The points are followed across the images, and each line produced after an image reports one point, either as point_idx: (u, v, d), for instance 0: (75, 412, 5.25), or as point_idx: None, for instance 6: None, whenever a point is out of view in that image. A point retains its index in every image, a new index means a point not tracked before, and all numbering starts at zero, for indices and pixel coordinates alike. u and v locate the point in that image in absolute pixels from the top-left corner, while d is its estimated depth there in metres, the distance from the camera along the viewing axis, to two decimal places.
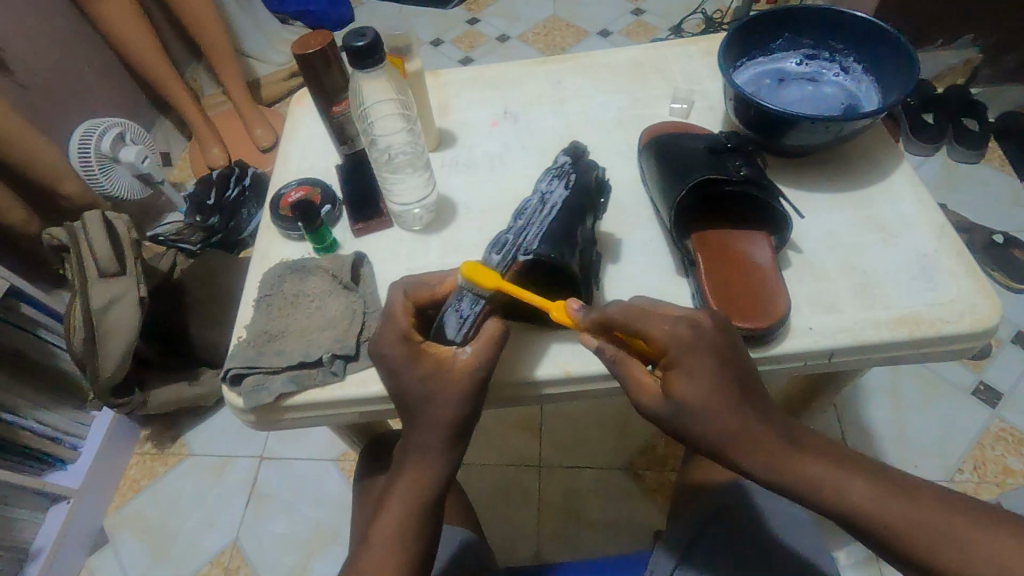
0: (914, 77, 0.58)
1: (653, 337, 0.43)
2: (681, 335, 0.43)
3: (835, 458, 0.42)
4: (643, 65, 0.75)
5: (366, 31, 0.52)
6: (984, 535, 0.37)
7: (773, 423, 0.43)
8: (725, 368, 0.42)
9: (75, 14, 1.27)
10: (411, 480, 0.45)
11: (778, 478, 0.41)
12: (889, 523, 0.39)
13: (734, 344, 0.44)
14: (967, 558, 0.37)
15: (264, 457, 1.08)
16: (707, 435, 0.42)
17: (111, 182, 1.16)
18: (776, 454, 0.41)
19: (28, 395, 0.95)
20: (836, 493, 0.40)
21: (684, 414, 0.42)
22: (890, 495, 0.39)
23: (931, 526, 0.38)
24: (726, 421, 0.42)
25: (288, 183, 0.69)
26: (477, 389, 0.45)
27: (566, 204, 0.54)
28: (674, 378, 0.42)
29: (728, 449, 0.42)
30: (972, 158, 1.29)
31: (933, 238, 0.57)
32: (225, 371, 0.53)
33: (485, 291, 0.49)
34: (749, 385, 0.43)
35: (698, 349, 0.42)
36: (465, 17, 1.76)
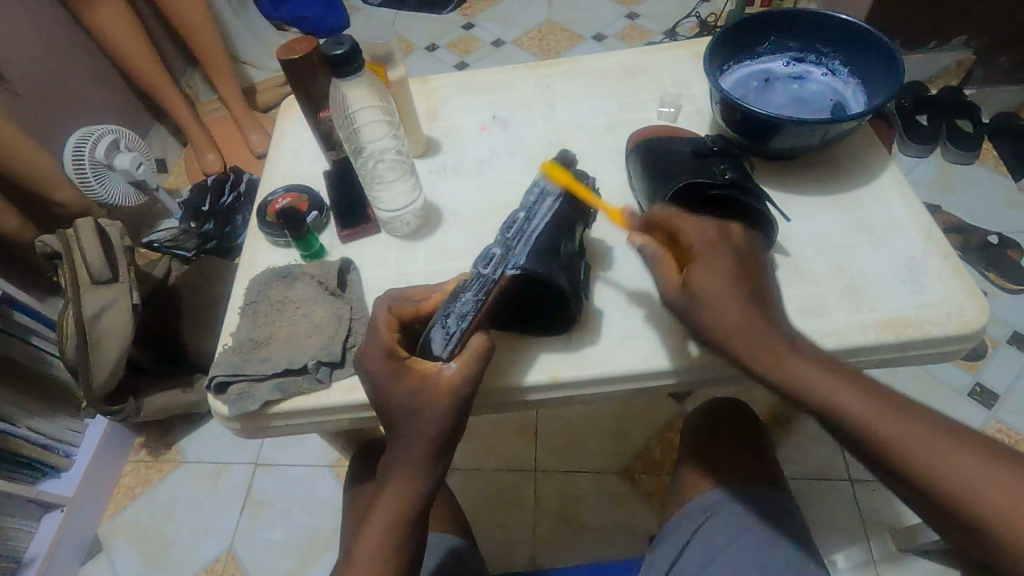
0: (900, 79, 0.58)
1: (684, 233, 0.48)
2: (708, 236, 0.47)
3: (844, 372, 0.42)
4: (632, 69, 0.75)
5: (343, 39, 0.52)
6: (984, 462, 0.36)
7: (780, 330, 0.45)
8: (744, 266, 0.46)
9: (68, 22, 1.27)
10: (394, 494, 0.45)
11: (778, 373, 0.43)
12: (891, 440, 0.39)
13: (756, 259, 0.48)
14: (961, 484, 0.36)
15: (259, 463, 1.07)
16: (710, 322, 0.45)
17: (105, 190, 1.16)
18: (780, 350, 0.43)
19: (20, 404, 0.95)
20: (836, 402, 0.41)
21: (696, 302, 0.46)
22: (891, 411, 0.39)
23: (934, 450, 0.37)
24: (735, 311, 0.45)
25: (277, 190, 0.69)
26: (463, 401, 0.45)
27: (557, 218, 0.54)
28: (695, 268, 0.46)
29: (728, 334, 0.44)
30: (966, 159, 1.29)
31: (920, 240, 0.56)
32: (210, 379, 0.52)
33: (470, 307, 0.48)
34: (764, 292, 0.46)
35: (719, 246, 0.47)
36: (459, 22, 1.77)
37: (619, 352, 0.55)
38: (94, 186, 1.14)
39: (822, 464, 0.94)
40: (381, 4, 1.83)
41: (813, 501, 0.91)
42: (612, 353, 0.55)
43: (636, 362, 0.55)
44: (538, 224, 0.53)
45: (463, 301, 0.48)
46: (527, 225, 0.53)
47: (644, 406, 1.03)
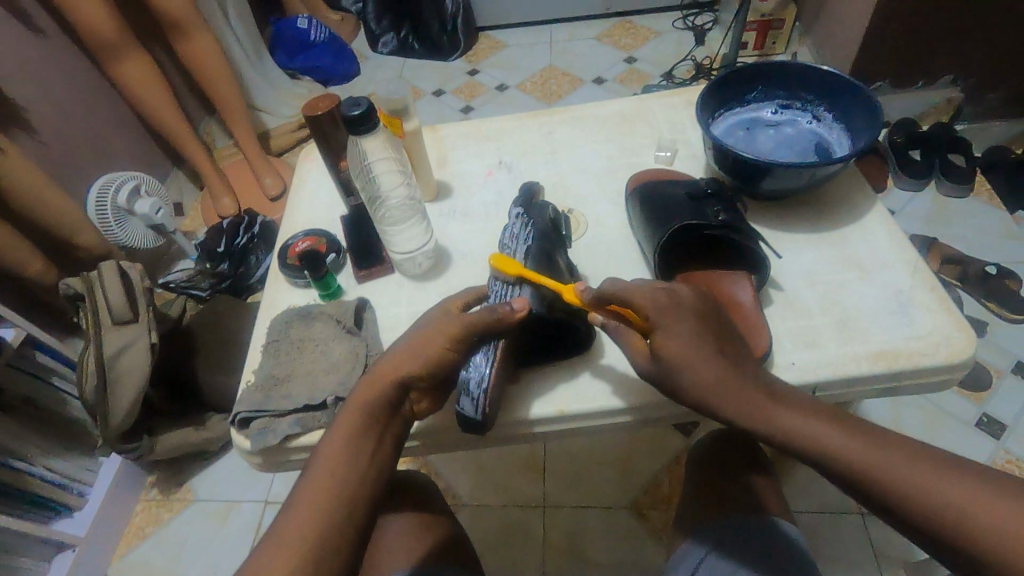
0: (878, 126, 0.62)
1: (637, 302, 0.49)
2: (659, 299, 0.49)
3: (816, 410, 0.45)
4: (629, 115, 0.79)
5: (360, 100, 0.56)
6: (954, 479, 0.38)
7: (753, 378, 0.47)
8: (701, 317, 0.49)
9: (95, 77, 1.35)
10: (399, 358, 0.50)
11: (759, 427, 0.45)
12: (865, 469, 0.41)
13: (713, 307, 0.51)
14: (935, 505, 0.38)
15: (269, 501, 1.08)
16: (689, 383, 0.47)
17: (126, 233, 1.22)
18: (756, 399, 0.46)
19: (38, 443, 0.97)
20: (812, 442, 0.43)
21: (669, 367, 0.48)
22: (866, 443, 0.42)
23: (913, 477, 0.39)
24: (704, 371, 0.47)
25: (296, 234, 0.72)
26: (490, 322, 0.50)
27: (536, 254, 0.58)
28: (658, 336, 0.48)
29: (707, 394, 0.47)
30: (961, 192, 1.32)
31: (906, 274, 0.59)
32: (234, 415, 0.55)
33: (483, 376, 0.52)
34: (728, 343, 0.49)
35: (672, 307, 0.49)
36: (464, 68, 1.85)
37: (616, 385, 0.58)
38: (115, 231, 1.21)
39: (832, 497, 0.94)
40: (390, 53, 1.93)
41: (823, 536, 0.91)
42: (610, 385, 0.58)
43: (632, 396, 0.57)
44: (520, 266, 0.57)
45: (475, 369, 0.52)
46: (510, 267, 0.57)
47: (650, 440, 1.04)
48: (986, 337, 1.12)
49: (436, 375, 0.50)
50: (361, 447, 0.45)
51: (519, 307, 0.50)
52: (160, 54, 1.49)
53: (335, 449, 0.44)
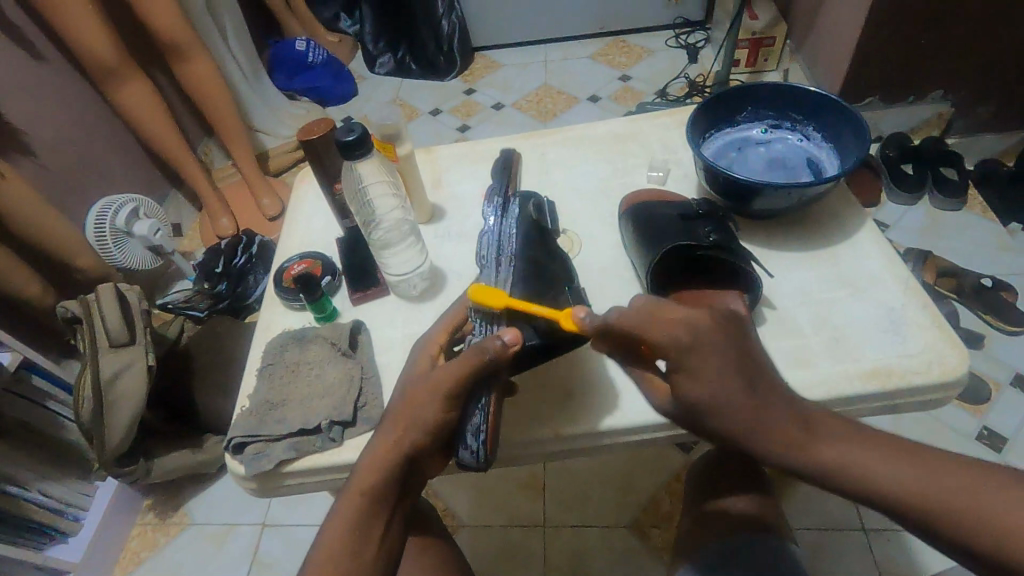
0: (867, 145, 0.63)
1: (655, 340, 0.45)
2: (682, 339, 0.44)
3: (857, 437, 0.44)
4: (622, 136, 0.80)
5: (354, 126, 0.57)
6: (994, 493, 0.39)
7: (779, 410, 0.45)
8: (733, 355, 0.44)
9: (95, 101, 1.36)
10: (407, 404, 0.48)
11: (791, 458, 0.44)
12: (903, 492, 0.41)
13: (741, 337, 0.46)
14: (976, 522, 0.39)
15: (266, 524, 1.07)
16: (718, 423, 0.45)
17: (125, 255, 1.21)
18: (787, 433, 0.44)
19: (33, 468, 0.97)
20: (847, 465, 0.43)
21: (692, 409, 0.46)
22: (894, 457, 0.42)
23: (952, 497, 0.40)
24: (731, 398, 0.44)
25: (292, 257, 0.73)
26: (480, 368, 0.45)
27: (522, 278, 0.54)
28: (679, 380, 0.45)
29: (733, 424, 0.45)
30: (954, 206, 1.33)
31: (898, 292, 0.60)
32: (229, 440, 0.55)
33: (481, 421, 0.47)
34: (759, 374, 0.45)
35: (697, 347, 0.44)
36: (461, 87, 1.87)
37: (613, 405, 0.58)
38: (115, 253, 1.20)
39: (834, 515, 0.93)
40: (387, 73, 1.96)
41: (825, 554, 0.90)
42: (607, 404, 0.58)
43: (628, 415, 0.57)
44: (502, 294, 0.53)
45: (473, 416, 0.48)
46: (493, 297, 0.53)
47: (650, 457, 1.04)
48: (984, 349, 1.12)
49: (438, 446, 0.49)
50: (363, 533, 0.46)
51: (512, 341, 0.46)
52: (159, 78, 1.51)
53: (333, 537, 0.45)
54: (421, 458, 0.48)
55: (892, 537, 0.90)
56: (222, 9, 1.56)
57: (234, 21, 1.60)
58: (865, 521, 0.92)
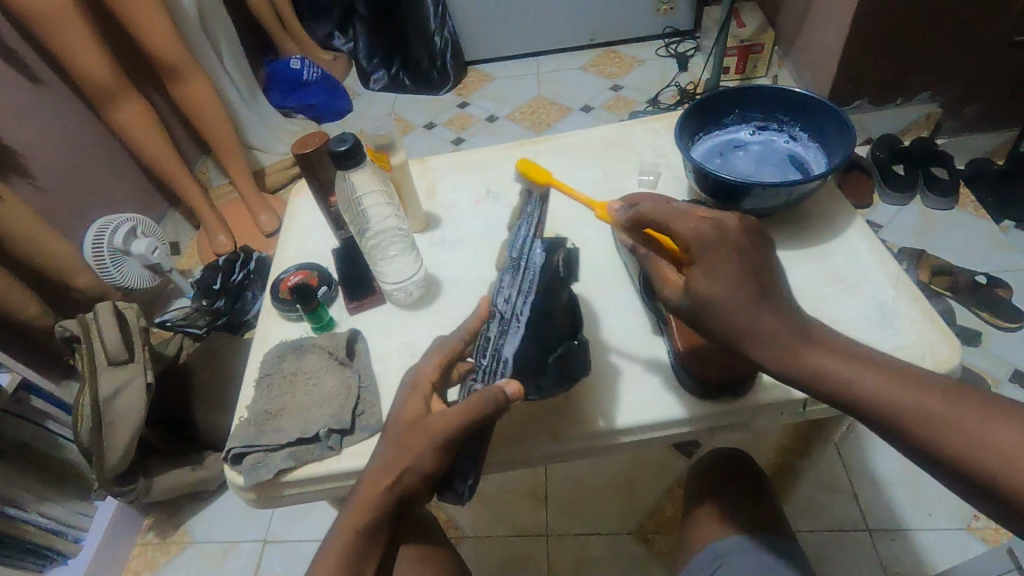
0: (853, 143, 0.64)
1: (677, 233, 0.45)
2: (704, 234, 0.44)
3: (849, 352, 0.42)
4: (613, 143, 0.81)
5: (346, 137, 0.58)
6: (983, 411, 0.37)
7: (787, 319, 0.43)
8: (749, 261, 0.43)
9: (92, 123, 1.38)
10: (398, 455, 0.47)
11: (784, 366, 0.42)
12: (894, 410, 0.39)
13: (762, 249, 0.45)
14: (971, 443, 0.36)
15: (267, 540, 1.06)
16: (717, 328, 0.44)
17: (123, 275, 1.22)
18: (784, 341, 0.42)
19: (31, 488, 0.97)
20: (847, 386, 0.41)
21: (703, 307, 0.44)
22: (896, 383, 0.40)
23: (954, 422, 0.37)
24: (735, 311, 0.43)
25: (288, 269, 0.73)
26: (480, 418, 0.46)
27: (530, 327, 0.53)
28: (692, 273, 0.44)
29: (738, 337, 0.43)
30: (946, 205, 1.34)
31: (889, 287, 0.60)
32: (227, 451, 0.55)
33: (472, 467, 0.50)
34: (772, 282, 0.43)
35: (719, 246, 0.43)
36: (455, 101, 1.89)
37: (609, 409, 0.58)
38: (112, 273, 1.21)
39: (838, 516, 0.93)
40: (381, 89, 1.98)
41: (830, 555, 0.90)
42: (604, 405, 0.58)
43: (627, 417, 0.57)
44: (507, 346, 0.53)
45: (465, 461, 0.50)
46: (499, 345, 0.53)
47: (653, 461, 1.03)
48: (982, 346, 1.12)
49: (433, 481, 0.49)
50: (354, 555, 0.49)
51: (513, 394, 0.48)
52: (156, 98, 1.53)
53: (328, 562, 0.48)
54: (414, 497, 0.49)
55: (897, 536, 0.90)
56: (216, 30, 1.58)
57: (229, 41, 1.62)
58: (870, 521, 0.92)
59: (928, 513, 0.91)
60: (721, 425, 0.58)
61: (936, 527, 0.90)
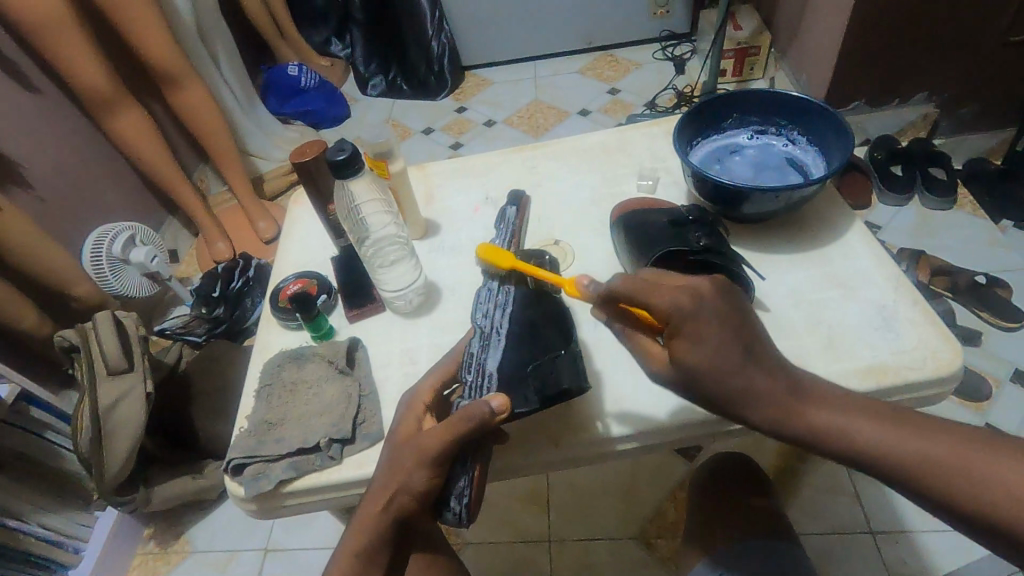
0: (851, 147, 0.64)
1: (655, 305, 0.44)
2: (683, 305, 0.43)
3: (844, 400, 0.43)
4: (611, 147, 0.81)
5: (345, 145, 0.58)
6: (981, 452, 0.37)
7: (778, 375, 0.43)
8: (731, 329, 0.42)
9: (90, 132, 1.38)
10: (391, 473, 0.48)
11: (788, 426, 0.42)
12: (897, 457, 0.40)
13: (740, 312, 0.43)
14: (967, 483, 0.37)
15: (269, 548, 1.06)
16: (711, 395, 0.43)
17: (122, 283, 1.23)
18: (781, 399, 0.42)
19: (31, 499, 0.96)
20: (843, 434, 0.41)
21: (693, 377, 0.43)
22: (891, 427, 0.41)
23: (954, 466, 0.38)
24: (726, 374, 0.42)
25: (287, 277, 0.73)
26: (466, 433, 0.46)
27: (517, 337, 0.54)
28: (677, 344, 0.43)
29: (735, 401, 0.42)
30: (944, 205, 1.34)
31: (890, 290, 0.60)
32: (227, 461, 0.54)
33: (467, 488, 0.49)
34: (755, 343, 0.43)
35: (698, 316, 0.42)
36: (453, 106, 1.89)
37: (621, 411, 0.58)
38: (111, 281, 1.22)
39: (841, 518, 0.93)
40: (379, 94, 1.98)
41: (834, 558, 0.89)
42: (613, 411, 0.58)
43: (631, 422, 0.57)
44: (491, 360, 0.53)
45: (459, 482, 0.49)
46: (481, 360, 0.53)
47: (656, 466, 1.03)
48: (983, 346, 1.12)
49: (428, 503, 0.48)
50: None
51: (499, 408, 0.47)
52: (154, 107, 1.53)
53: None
54: (412, 520, 0.49)
55: (901, 539, 0.90)
56: (213, 37, 1.58)
57: (226, 48, 1.63)
58: (873, 523, 0.91)
59: (931, 514, 0.91)
60: (723, 430, 0.58)
61: (940, 528, 0.90)
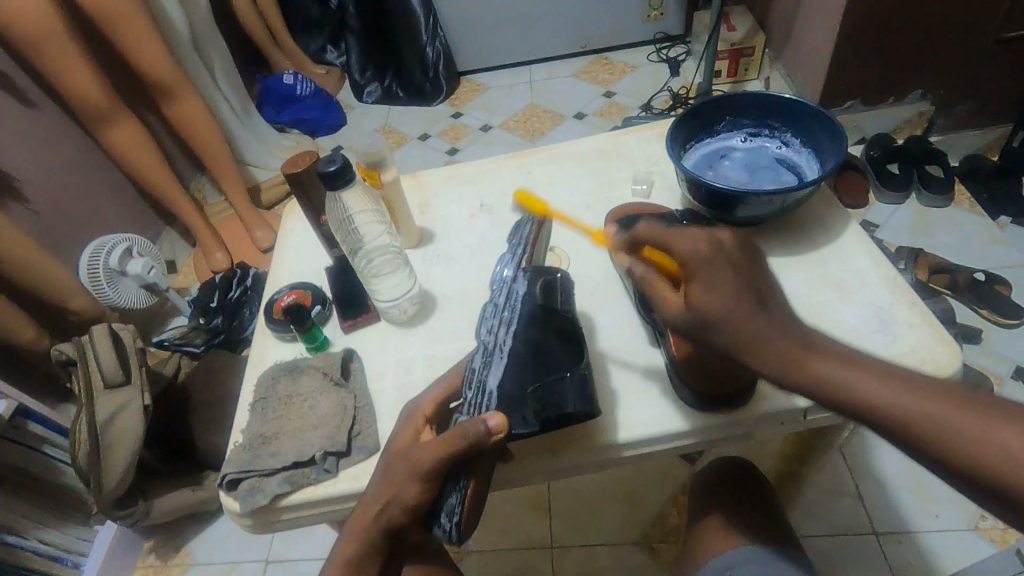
0: (845, 149, 0.64)
1: (675, 249, 0.44)
2: (699, 251, 0.43)
3: (857, 361, 0.41)
4: (605, 152, 0.81)
5: (336, 157, 0.58)
6: (982, 412, 0.36)
7: (787, 327, 0.42)
8: (743, 279, 0.43)
9: (86, 144, 1.37)
10: (383, 484, 0.48)
11: (792, 377, 0.41)
12: (906, 419, 0.38)
13: (755, 263, 0.44)
14: (965, 442, 0.35)
15: (270, 560, 1.05)
16: (723, 342, 0.43)
17: (119, 296, 1.23)
18: (785, 349, 0.42)
19: (29, 514, 0.96)
20: (847, 389, 0.40)
21: (705, 321, 0.43)
22: (898, 387, 0.39)
23: (956, 425, 0.36)
24: (733, 310, 0.42)
25: (281, 289, 0.73)
26: (458, 452, 0.46)
27: (515, 358, 0.53)
28: (693, 289, 0.44)
29: (744, 348, 0.42)
30: (942, 202, 1.33)
31: (887, 292, 0.60)
32: (222, 477, 0.54)
33: (456, 505, 0.48)
34: (769, 294, 0.43)
35: (714, 260, 0.43)
36: (449, 111, 1.89)
37: (619, 423, 0.57)
38: (108, 293, 1.22)
39: (844, 519, 0.92)
40: (375, 101, 1.98)
41: (837, 560, 0.89)
42: (614, 420, 0.58)
43: (631, 434, 0.57)
44: (491, 377, 0.52)
45: (449, 498, 0.48)
46: (482, 377, 0.53)
47: (657, 469, 1.02)
48: (983, 344, 1.12)
49: (420, 516, 0.48)
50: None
51: (495, 427, 0.47)
52: (150, 118, 1.53)
53: None
54: (403, 530, 0.49)
55: (904, 540, 0.89)
56: (208, 47, 1.58)
57: (221, 58, 1.63)
58: (876, 524, 0.91)
59: (935, 514, 0.91)
60: (720, 438, 0.57)
61: (943, 528, 0.89)
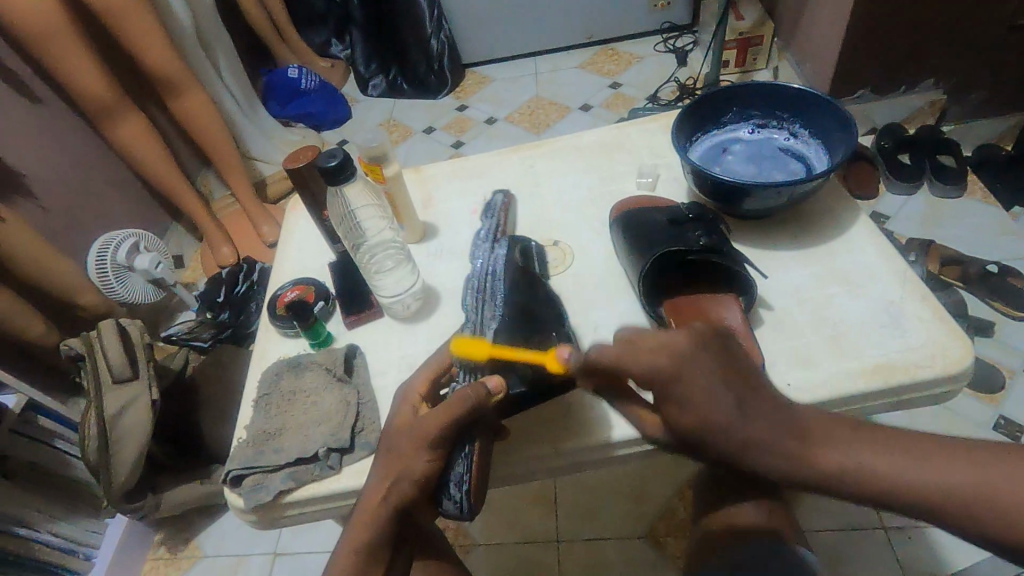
0: (854, 140, 0.63)
1: (634, 372, 0.45)
2: (661, 371, 0.44)
3: (853, 434, 0.43)
4: (609, 145, 0.80)
5: (336, 152, 0.58)
6: (988, 468, 0.39)
7: (778, 417, 0.44)
8: (718, 376, 0.43)
9: (92, 140, 1.38)
10: (391, 461, 0.48)
11: (797, 468, 0.43)
12: (919, 491, 0.40)
13: (720, 359, 0.44)
14: (982, 506, 0.38)
15: (277, 553, 1.06)
16: (718, 444, 0.44)
17: (127, 291, 1.22)
18: (787, 445, 0.43)
19: (41, 508, 0.97)
20: (858, 466, 0.42)
21: (695, 437, 0.44)
22: (899, 457, 0.41)
23: (965, 490, 0.39)
24: (716, 408, 0.43)
25: (285, 284, 0.73)
26: (464, 416, 0.46)
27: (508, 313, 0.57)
28: (667, 409, 0.45)
29: (743, 443, 0.43)
30: (955, 192, 1.31)
31: (897, 287, 0.59)
32: (227, 473, 0.54)
33: (465, 473, 0.48)
34: (750, 390, 0.44)
35: (675, 377, 0.43)
36: (453, 104, 1.88)
37: (619, 415, 0.57)
38: (117, 289, 1.21)
39: (854, 515, 0.91)
40: (380, 95, 1.97)
41: (844, 555, 0.88)
42: (615, 413, 0.57)
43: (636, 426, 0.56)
44: (487, 344, 0.55)
45: (457, 467, 0.48)
46: None
47: (663, 464, 1.02)
48: (995, 337, 1.10)
49: (427, 489, 0.48)
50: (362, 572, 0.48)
51: (495, 388, 0.48)
52: (155, 113, 1.53)
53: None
54: (412, 507, 0.48)
55: (914, 535, 0.88)
56: (212, 42, 1.58)
57: (225, 53, 1.62)
58: (885, 519, 0.90)
59: None
60: None
61: None
